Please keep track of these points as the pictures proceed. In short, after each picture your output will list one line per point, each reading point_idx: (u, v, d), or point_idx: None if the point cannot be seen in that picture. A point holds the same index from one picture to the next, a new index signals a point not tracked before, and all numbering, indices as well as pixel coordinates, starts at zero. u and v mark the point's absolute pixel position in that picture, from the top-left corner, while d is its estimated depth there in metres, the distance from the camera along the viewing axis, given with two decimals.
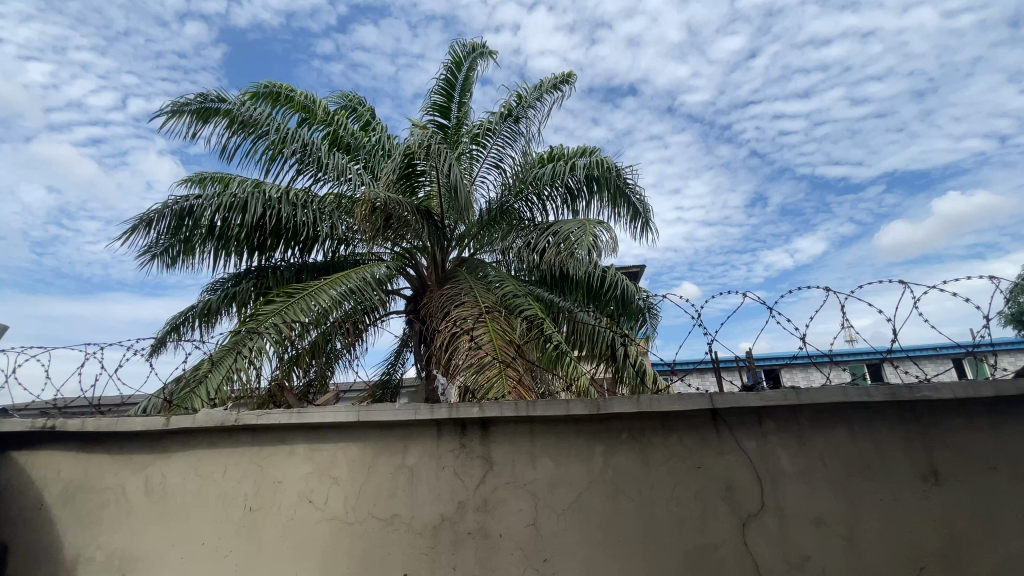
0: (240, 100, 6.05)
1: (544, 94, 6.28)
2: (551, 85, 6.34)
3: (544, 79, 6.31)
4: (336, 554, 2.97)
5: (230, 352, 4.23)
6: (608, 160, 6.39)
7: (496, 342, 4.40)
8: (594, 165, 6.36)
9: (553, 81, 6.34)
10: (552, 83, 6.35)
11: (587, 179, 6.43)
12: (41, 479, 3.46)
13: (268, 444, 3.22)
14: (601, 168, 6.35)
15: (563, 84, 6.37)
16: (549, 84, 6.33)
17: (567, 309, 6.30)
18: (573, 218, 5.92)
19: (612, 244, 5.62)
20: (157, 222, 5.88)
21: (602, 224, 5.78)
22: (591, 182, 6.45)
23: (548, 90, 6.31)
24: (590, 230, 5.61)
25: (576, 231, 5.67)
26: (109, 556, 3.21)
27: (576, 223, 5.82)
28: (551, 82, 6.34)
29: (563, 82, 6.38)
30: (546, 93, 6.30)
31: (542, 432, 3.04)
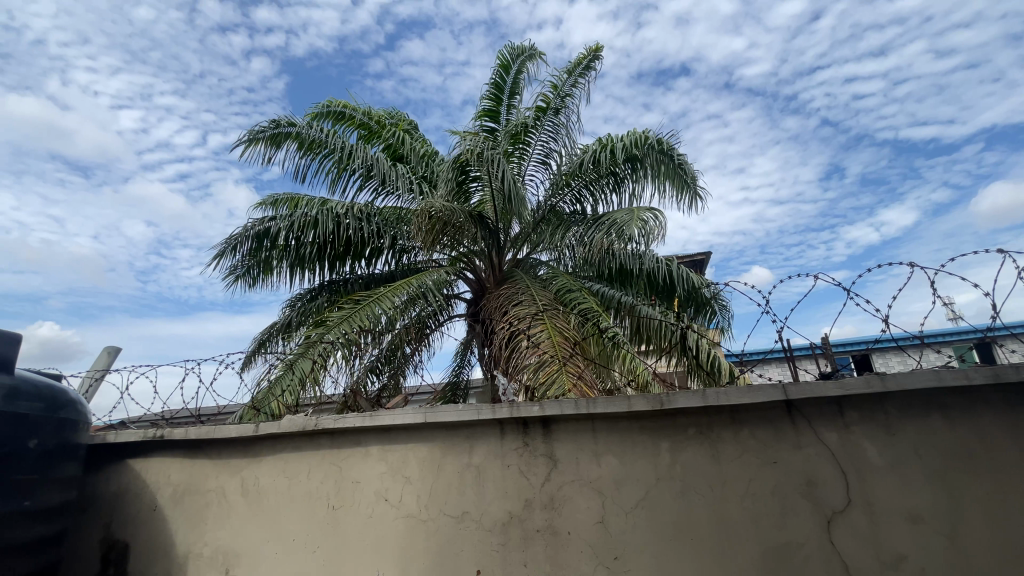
0: (308, 123, 6.44)
1: (577, 80, 6.25)
2: (580, 69, 6.25)
3: (573, 64, 6.23)
4: (413, 550, 3.10)
5: (303, 356, 4.56)
6: (649, 135, 6.20)
7: (554, 337, 4.45)
8: (635, 143, 6.11)
9: (584, 62, 6.25)
10: (583, 64, 6.25)
11: (632, 161, 6.28)
12: (154, 482, 3.89)
13: (345, 446, 3.43)
14: (643, 145, 6.14)
15: (594, 61, 6.26)
16: (577, 67, 6.25)
17: (629, 304, 6.15)
18: (623, 207, 5.88)
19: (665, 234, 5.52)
20: (240, 245, 6.41)
21: (655, 212, 5.66)
22: (634, 162, 6.28)
23: (580, 73, 6.24)
24: (639, 218, 5.53)
25: (626, 218, 5.64)
26: (214, 552, 3.55)
27: (627, 213, 5.76)
28: (581, 64, 6.25)
29: (592, 58, 6.27)
30: (578, 79, 6.25)
31: (605, 429, 3.01)
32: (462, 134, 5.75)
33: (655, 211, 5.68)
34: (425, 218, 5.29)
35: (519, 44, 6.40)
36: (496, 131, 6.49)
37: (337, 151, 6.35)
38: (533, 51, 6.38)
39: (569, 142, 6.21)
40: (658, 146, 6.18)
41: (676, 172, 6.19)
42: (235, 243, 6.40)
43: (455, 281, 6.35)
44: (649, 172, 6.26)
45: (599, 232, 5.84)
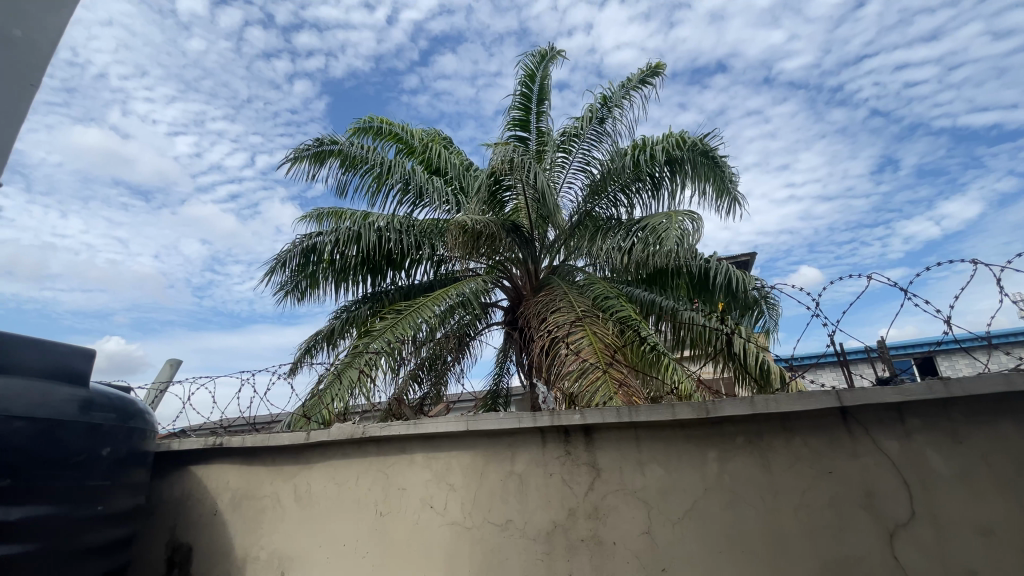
0: (349, 140, 6.70)
1: (630, 90, 6.25)
2: (638, 81, 6.26)
3: (631, 76, 6.24)
4: (459, 557, 3.14)
5: (351, 365, 4.74)
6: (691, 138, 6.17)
7: (597, 344, 4.45)
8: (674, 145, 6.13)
9: (642, 76, 6.27)
10: (641, 78, 6.27)
11: (670, 163, 6.25)
12: (214, 488, 4.12)
13: (391, 453, 3.52)
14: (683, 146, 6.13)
15: (652, 77, 6.28)
16: (636, 79, 6.26)
17: (669, 309, 6.03)
18: (661, 210, 5.81)
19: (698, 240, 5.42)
20: (288, 260, 6.72)
21: (691, 216, 5.56)
22: (673, 165, 6.24)
23: (636, 85, 6.23)
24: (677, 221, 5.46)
25: (664, 223, 5.57)
26: (270, 555, 3.71)
27: (664, 216, 5.71)
28: (639, 77, 6.26)
29: (651, 74, 6.29)
30: (633, 90, 6.24)
31: (649, 438, 2.97)
32: (495, 145, 5.78)
33: (694, 216, 5.57)
34: (462, 230, 5.37)
35: (539, 49, 6.45)
36: (528, 140, 6.55)
37: (377, 167, 6.59)
38: (553, 52, 6.40)
39: (611, 147, 6.17)
40: (698, 148, 6.16)
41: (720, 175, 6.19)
42: (284, 258, 6.72)
43: (492, 289, 6.43)
44: (690, 174, 6.21)
45: (638, 237, 5.81)
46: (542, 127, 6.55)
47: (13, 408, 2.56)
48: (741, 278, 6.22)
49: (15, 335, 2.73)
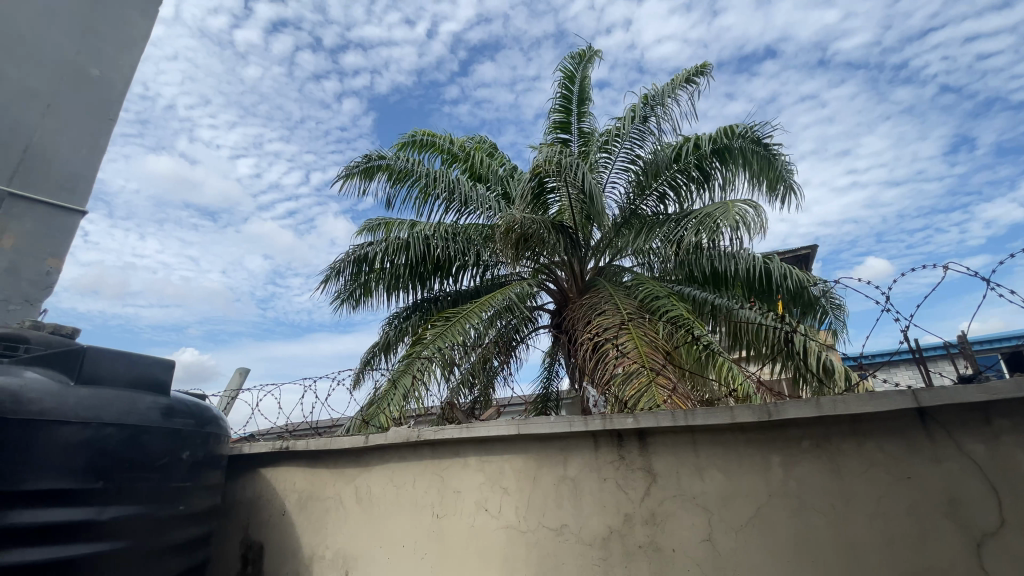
0: (396, 154, 6.93)
1: (674, 88, 6.12)
2: (683, 80, 6.11)
3: (676, 77, 6.10)
4: (515, 561, 3.16)
5: (406, 372, 4.86)
6: (740, 127, 5.97)
7: (641, 347, 4.35)
8: (721, 136, 5.96)
9: (686, 76, 6.12)
10: (686, 77, 6.13)
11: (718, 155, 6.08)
12: (282, 489, 4.35)
13: (445, 456, 3.59)
14: (731, 135, 5.95)
15: (698, 78, 6.12)
16: (682, 77, 6.12)
17: (724, 307, 5.80)
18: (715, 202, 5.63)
19: (763, 226, 5.23)
20: (343, 271, 7.02)
21: (749, 202, 5.40)
22: (723, 156, 6.05)
23: (681, 83, 6.07)
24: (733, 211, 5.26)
25: (719, 212, 5.39)
26: (335, 554, 3.87)
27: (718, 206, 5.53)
28: (683, 78, 6.11)
29: (697, 74, 6.14)
30: (678, 89, 6.09)
31: (707, 442, 2.86)
32: (539, 146, 5.83)
33: (750, 202, 5.41)
34: (508, 234, 5.43)
35: (578, 50, 6.45)
36: (569, 141, 6.54)
37: (423, 178, 6.77)
38: (592, 53, 6.38)
39: (655, 143, 6.05)
40: (747, 136, 5.96)
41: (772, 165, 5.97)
42: (339, 269, 7.02)
43: (538, 293, 6.44)
44: (740, 164, 6.01)
45: (688, 227, 5.66)
46: (584, 127, 6.53)
47: (105, 415, 2.79)
48: (799, 275, 5.95)
49: (104, 348, 2.94)
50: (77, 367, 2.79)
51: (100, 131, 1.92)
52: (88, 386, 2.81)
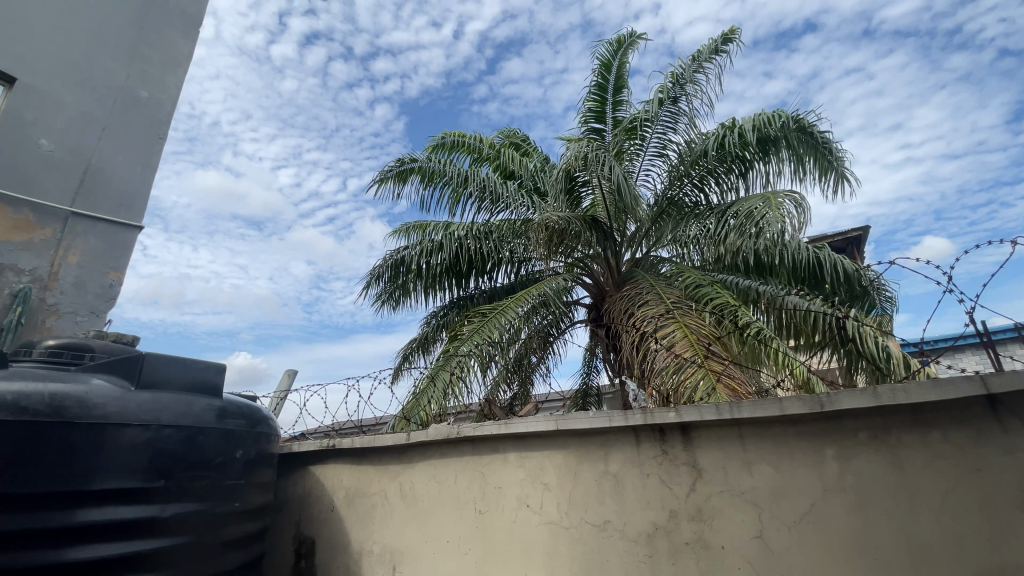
0: (427, 156, 7.01)
1: (703, 64, 5.90)
2: (709, 52, 5.89)
3: (702, 48, 5.89)
4: (559, 557, 3.11)
5: (443, 368, 4.91)
6: (784, 114, 5.70)
7: (691, 336, 4.24)
8: (767, 124, 5.65)
9: (713, 46, 5.90)
10: (712, 48, 5.90)
11: (762, 142, 5.76)
12: (330, 486, 4.49)
13: (486, 453, 3.61)
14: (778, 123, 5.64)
15: (726, 44, 5.89)
16: (708, 50, 5.89)
17: (769, 295, 5.57)
18: (756, 193, 5.38)
19: (806, 222, 5.02)
20: (383, 274, 7.18)
21: (792, 197, 5.15)
22: (766, 145, 5.76)
23: (709, 56, 5.86)
24: (777, 206, 5.00)
25: (761, 207, 5.14)
26: (383, 549, 3.96)
27: (760, 199, 5.26)
28: (711, 48, 5.90)
29: (725, 40, 5.89)
30: (705, 62, 5.88)
31: (755, 435, 2.75)
32: (569, 142, 5.70)
33: (795, 195, 5.16)
34: (541, 230, 5.40)
35: (617, 38, 6.29)
36: (603, 131, 6.47)
37: (455, 178, 6.82)
38: (633, 39, 6.21)
39: (689, 128, 5.88)
40: (792, 122, 5.71)
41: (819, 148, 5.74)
42: (378, 272, 7.19)
43: (574, 287, 6.38)
44: (783, 148, 5.76)
45: (730, 223, 5.44)
46: (619, 115, 6.41)
47: (164, 417, 2.95)
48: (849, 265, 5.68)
49: (162, 355, 3.19)
50: (138, 373, 3.02)
51: (145, 156, 6.47)
52: (148, 391, 2.99)
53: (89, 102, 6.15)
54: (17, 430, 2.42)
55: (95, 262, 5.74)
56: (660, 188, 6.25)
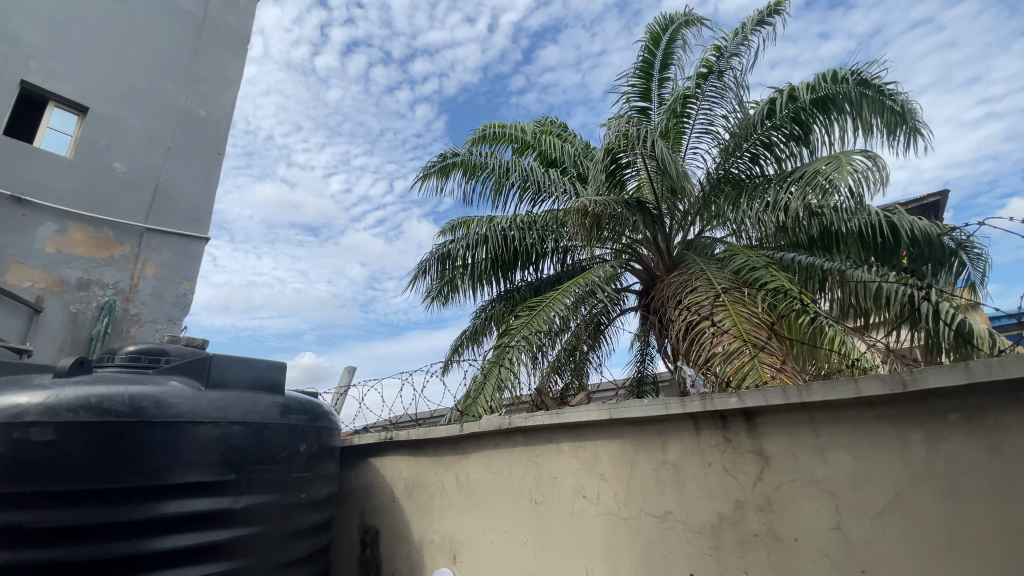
0: (468, 150, 7.01)
1: (747, 36, 5.50)
2: (754, 24, 5.50)
3: (746, 21, 5.50)
4: (618, 549, 3.01)
5: (495, 364, 4.88)
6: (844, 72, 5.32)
7: (740, 324, 3.99)
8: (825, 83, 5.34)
9: (760, 16, 5.50)
10: (759, 19, 5.50)
11: (823, 106, 5.39)
12: (390, 478, 4.61)
13: (539, 443, 3.58)
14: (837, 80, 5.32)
15: (773, 15, 5.50)
16: (753, 22, 5.50)
17: (836, 271, 5.13)
18: (823, 155, 5.01)
19: (884, 179, 4.64)
20: (430, 269, 7.25)
21: (868, 152, 4.78)
22: (827, 107, 5.37)
23: (754, 27, 5.47)
24: (848, 167, 4.57)
25: (829, 167, 4.77)
26: (443, 538, 4.03)
27: (828, 159, 4.90)
28: (756, 19, 5.50)
29: (772, 12, 5.50)
30: (750, 35, 5.49)
31: (827, 420, 2.47)
32: (609, 119, 5.45)
33: (868, 152, 4.77)
34: (580, 219, 5.22)
35: (673, 13, 5.99)
36: (648, 110, 6.22)
37: (496, 170, 6.78)
38: (688, 16, 5.89)
39: (736, 101, 5.54)
40: (852, 79, 5.29)
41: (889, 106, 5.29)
42: (426, 268, 7.28)
43: (622, 274, 6.21)
44: (848, 112, 5.34)
45: (793, 190, 4.99)
46: (664, 93, 6.18)
47: (232, 414, 3.12)
48: (928, 226, 5.15)
49: (226, 357, 3.36)
50: (207, 374, 3.21)
51: (211, 169, 8.03)
52: (216, 390, 3.18)
53: (154, 124, 7.58)
54: (102, 431, 2.63)
55: (170, 273, 7.20)
56: (713, 164, 5.97)
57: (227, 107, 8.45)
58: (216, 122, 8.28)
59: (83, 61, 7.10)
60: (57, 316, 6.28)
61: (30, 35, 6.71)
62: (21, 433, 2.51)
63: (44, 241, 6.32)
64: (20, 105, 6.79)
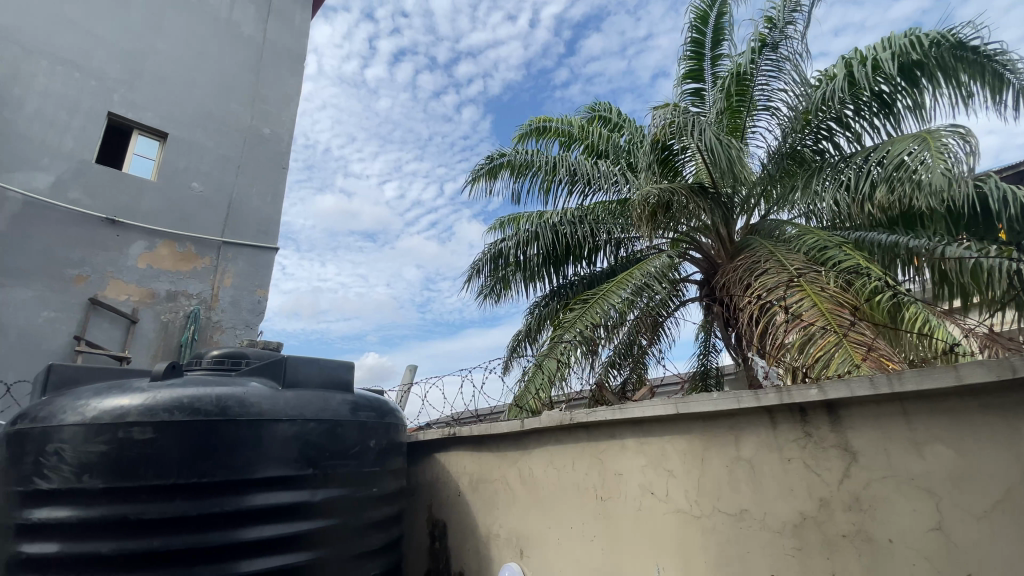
0: (515, 149, 7.02)
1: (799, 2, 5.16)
2: None
3: None
4: (691, 548, 2.91)
5: (550, 356, 4.84)
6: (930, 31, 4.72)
7: (822, 304, 3.75)
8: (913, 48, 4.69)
9: None
10: None
11: (909, 73, 4.86)
12: (455, 473, 4.70)
13: (602, 439, 3.52)
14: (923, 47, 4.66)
15: None
16: None
17: (924, 250, 4.68)
18: (909, 134, 4.51)
19: (975, 158, 4.15)
20: (484, 268, 7.32)
21: (959, 133, 4.27)
22: (913, 74, 4.84)
23: None
24: (938, 149, 4.14)
25: (914, 154, 4.33)
26: (509, 533, 4.06)
27: (915, 140, 4.40)
28: None
29: None
30: None
31: (923, 412, 2.24)
32: (657, 107, 5.21)
33: (959, 130, 4.30)
34: (641, 208, 5.07)
35: None
36: (703, 91, 5.99)
37: (544, 167, 6.72)
38: None
39: (798, 75, 5.18)
40: (946, 41, 4.68)
41: (984, 70, 4.69)
42: (479, 267, 7.36)
43: (682, 263, 6.00)
44: (938, 77, 4.80)
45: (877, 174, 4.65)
46: (718, 72, 5.86)
47: (307, 412, 3.29)
48: None
49: (300, 357, 3.55)
50: (283, 374, 3.40)
51: (277, 184, 8.52)
52: (292, 390, 3.37)
53: (224, 145, 8.14)
54: (194, 429, 2.85)
55: (245, 282, 7.74)
56: (779, 141, 5.57)
57: (288, 123, 8.94)
58: (279, 138, 8.78)
59: (160, 91, 7.73)
60: (150, 325, 6.92)
61: (114, 70, 7.39)
62: (124, 432, 2.78)
63: (136, 258, 6.96)
64: (110, 136, 7.51)
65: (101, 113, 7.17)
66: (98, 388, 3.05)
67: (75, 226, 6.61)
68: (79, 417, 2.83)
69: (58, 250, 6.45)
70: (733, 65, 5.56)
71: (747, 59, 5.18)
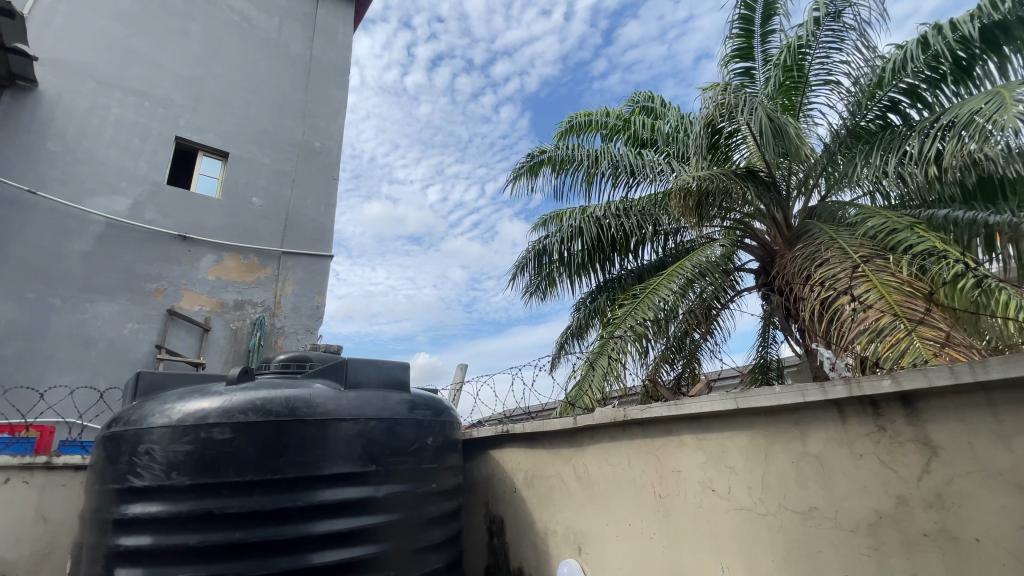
0: (556, 145, 6.97)
1: None
2: None
3: None
4: (757, 547, 2.81)
5: (601, 354, 4.78)
6: None
7: (889, 296, 3.50)
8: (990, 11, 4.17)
9: None
10: None
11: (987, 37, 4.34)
12: (511, 470, 4.75)
13: (658, 436, 3.46)
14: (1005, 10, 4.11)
15: None
16: None
17: (1007, 226, 4.30)
18: (980, 92, 4.09)
19: None
20: (528, 265, 7.34)
21: None
22: (993, 36, 4.31)
23: None
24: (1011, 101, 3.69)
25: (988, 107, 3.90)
26: (566, 530, 4.07)
27: (987, 96, 3.99)
28: None
29: None
30: None
31: (1012, 403, 2.06)
32: (705, 89, 5.03)
33: None
34: (684, 196, 4.89)
35: None
36: (753, 70, 5.75)
37: (586, 160, 6.67)
38: None
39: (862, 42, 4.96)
40: None
41: None
42: (523, 265, 7.39)
43: (736, 252, 5.81)
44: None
45: (945, 140, 4.29)
46: (770, 49, 5.64)
47: (368, 411, 3.44)
48: None
49: (360, 359, 3.71)
50: (345, 375, 3.58)
51: (328, 194, 8.90)
52: (353, 390, 3.53)
53: (279, 160, 8.59)
54: (267, 430, 3.05)
55: (304, 289, 8.15)
56: (843, 117, 5.36)
57: (336, 135, 9.32)
58: (329, 151, 9.18)
59: (219, 113, 8.26)
60: (221, 333, 7.41)
61: (178, 97, 7.96)
62: (206, 432, 3.01)
63: (205, 271, 7.48)
64: (178, 158, 8.10)
65: (169, 138, 7.74)
66: (181, 392, 3.32)
67: (152, 244, 7.18)
68: (166, 419, 3.09)
69: (138, 266, 7.05)
70: (788, 39, 5.28)
71: (809, 30, 4.93)
